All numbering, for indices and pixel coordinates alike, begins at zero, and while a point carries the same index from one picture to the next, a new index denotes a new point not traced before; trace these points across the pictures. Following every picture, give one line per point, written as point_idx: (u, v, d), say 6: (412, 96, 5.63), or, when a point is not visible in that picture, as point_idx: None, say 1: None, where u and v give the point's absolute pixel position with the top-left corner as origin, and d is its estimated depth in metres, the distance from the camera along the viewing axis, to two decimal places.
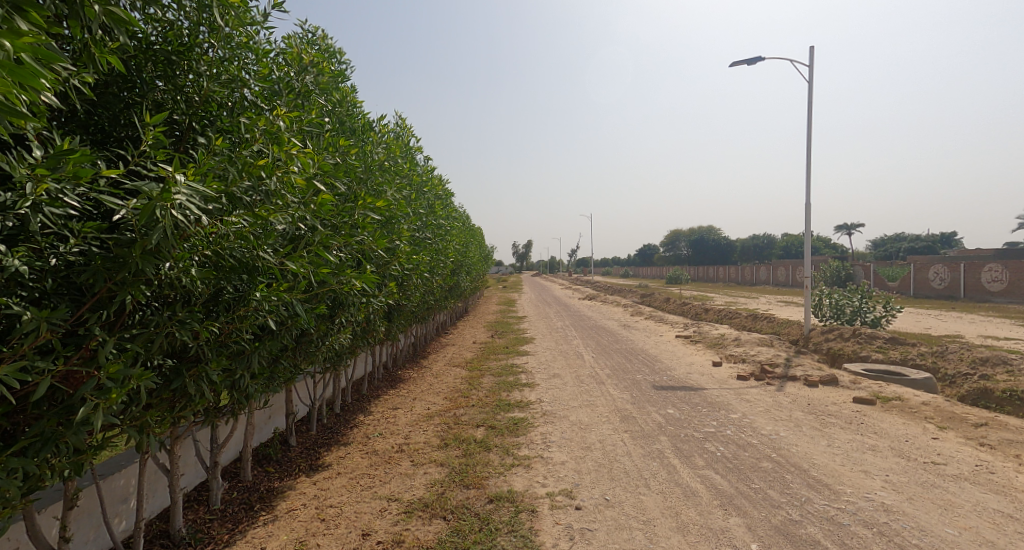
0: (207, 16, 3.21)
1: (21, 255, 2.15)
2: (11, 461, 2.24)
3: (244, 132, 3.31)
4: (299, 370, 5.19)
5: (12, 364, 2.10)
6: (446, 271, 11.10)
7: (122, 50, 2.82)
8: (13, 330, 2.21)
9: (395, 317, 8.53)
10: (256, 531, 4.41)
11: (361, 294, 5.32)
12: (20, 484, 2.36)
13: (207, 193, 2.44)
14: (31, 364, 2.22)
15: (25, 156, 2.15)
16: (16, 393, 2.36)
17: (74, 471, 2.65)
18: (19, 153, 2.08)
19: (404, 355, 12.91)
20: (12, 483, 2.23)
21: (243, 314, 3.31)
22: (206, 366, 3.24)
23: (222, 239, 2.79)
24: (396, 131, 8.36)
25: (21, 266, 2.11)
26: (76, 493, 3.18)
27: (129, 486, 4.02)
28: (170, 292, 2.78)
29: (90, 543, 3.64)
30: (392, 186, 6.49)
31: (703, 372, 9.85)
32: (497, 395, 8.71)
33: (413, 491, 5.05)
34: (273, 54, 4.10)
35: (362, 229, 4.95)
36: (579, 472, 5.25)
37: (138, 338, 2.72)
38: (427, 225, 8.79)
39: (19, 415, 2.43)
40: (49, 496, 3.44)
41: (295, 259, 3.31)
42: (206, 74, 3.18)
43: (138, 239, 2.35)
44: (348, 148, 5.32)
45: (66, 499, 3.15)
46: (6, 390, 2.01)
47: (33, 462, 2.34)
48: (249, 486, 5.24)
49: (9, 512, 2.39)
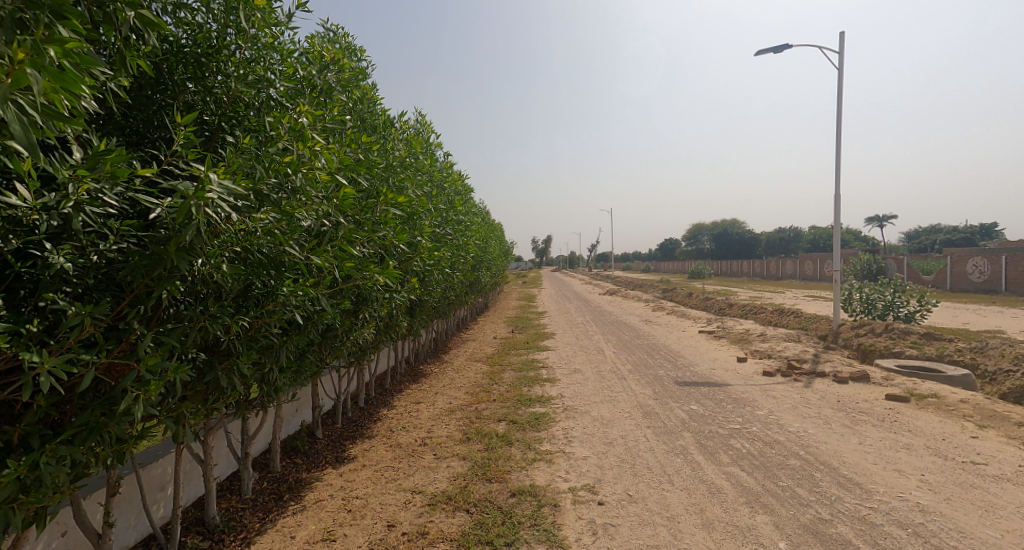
0: (234, 18, 3.24)
1: (66, 253, 2.21)
2: (61, 449, 2.32)
3: (269, 129, 3.32)
4: (324, 364, 5.29)
5: (59, 357, 2.18)
6: (466, 267, 11.18)
7: (153, 53, 2.89)
8: (59, 325, 2.29)
9: (416, 313, 8.62)
10: (286, 520, 4.50)
11: (384, 290, 5.43)
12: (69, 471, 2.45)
13: (238, 191, 2.48)
14: (76, 357, 2.30)
15: (66, 158, 2.21)
16: (62, 384, 2.44)
17: (117, 460, 2.73)
18: (61, 154, 2.14)
19: (425, 353, 13.01)
20: (58, 471, 2.32)
21: (271, 309, 3.38)
22: (237, 359, 3.33)
23: (252, 237, 2.85)
24: (417, 127, 8.43)
25: (66, 264, 2.18)
26: (119, 482, 3.29)
27: (165, 475, 4.14)
28: (202, 287, 2.86)
29: (130, 528, 3.78)
30: (413, 182, 6.58)
31: (728, 368, 9.68)
32: (517, 390, 8.70)
33: (436, 483, 5.10)
34: (297, 52, 4.12)
35: (384, 224, 5.06)
36: (600, 468, 5.22)
37: (172, 332, 2.78)
38: (448, 220, 8.87)
39: (65, 405, 2.51)
40: (92, 483, 3.54)
41: (319, 253, 3.37)
42: (233, 74, 3.23)
43: (172, 236, 2.39)
44: (370, 144, 5.39)
45: (109, 486, 3.25)
46: (54, 382, 2.08)
47: (79, 451, 2.42)
48: (278, 477, 5.34)
49: (59, 498, 2.46)
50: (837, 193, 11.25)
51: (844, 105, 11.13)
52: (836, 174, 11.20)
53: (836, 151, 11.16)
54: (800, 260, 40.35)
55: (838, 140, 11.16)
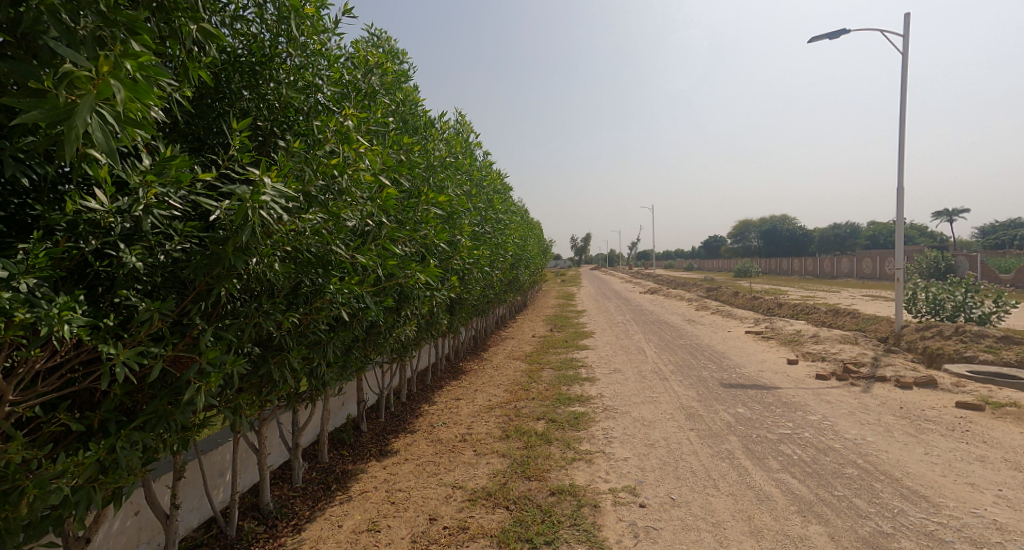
0: (285, 27, 3.34)
1: (137, 252, 2.33)
2: (136, 434, 2.43)
3: (317, 133, 3.41)
4: (368, 360, 5.39)
5: (131, 349, 2.29)
6: (505, 265, 11.20)
7: (213, 64, 3.03)
8: (131, 320, 2.42)
9: (456, 310, 8.70)
10: (333, 509, 4.62)
11: (425, 287, 5.49)
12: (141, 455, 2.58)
13: (290, 193, 2.54)
14: (146, 351, 2.42)
15: (137, 164, 2.33)
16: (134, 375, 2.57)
17: (182, 447, 2.85)
18: (132, 160, 2.25)
19: (465, 350, 13.12)
20: (128, 455, 2.44)
21: (320, 306, 3.47)
22: (288, 354, 3.43)
23: (301, 237, 2.91)
24: (456, 127, 8.48)
25: (139, 263, 2.30)
26: (182, 467, 3.46)
27: (224, 461, 4.35)
28: (257, 285, 2.96)
29: (193, 511, 4.02)
30: (453, 180, 6.64)
31: (777, 370, 9.32)
32: (556, 388, 8.64)
33: (476, 479, 5.11)
34: (343, 58, 4.22)
35: (426, 223, 5.12)
36: (642, 469, 5.12)
37: (230, 327, 2.90)
38: (487, 219, 8.90)
39: (138, 394, 2.65)
40: (160, 465, 3.76)
41: (364, 252, 3.43)
42: (285, 81, 3.34)
43: (229, 237, 2.48)
44: (411, 145, 5.46)
45: (175, 470, 3.44)
46: (128, 373, 2.20)
47: (150, 437, 2.54)
48: (326, 467, 5.49)
49: (134, 480, 2.59)
50: (901, 187, 10.65)
51: (908, 94, 10.53)
52: (899, 166, 10.61)
53: (898, 142, 10.57)
54: (857, 258, 38.50)
55: (901, 131, 10.57)
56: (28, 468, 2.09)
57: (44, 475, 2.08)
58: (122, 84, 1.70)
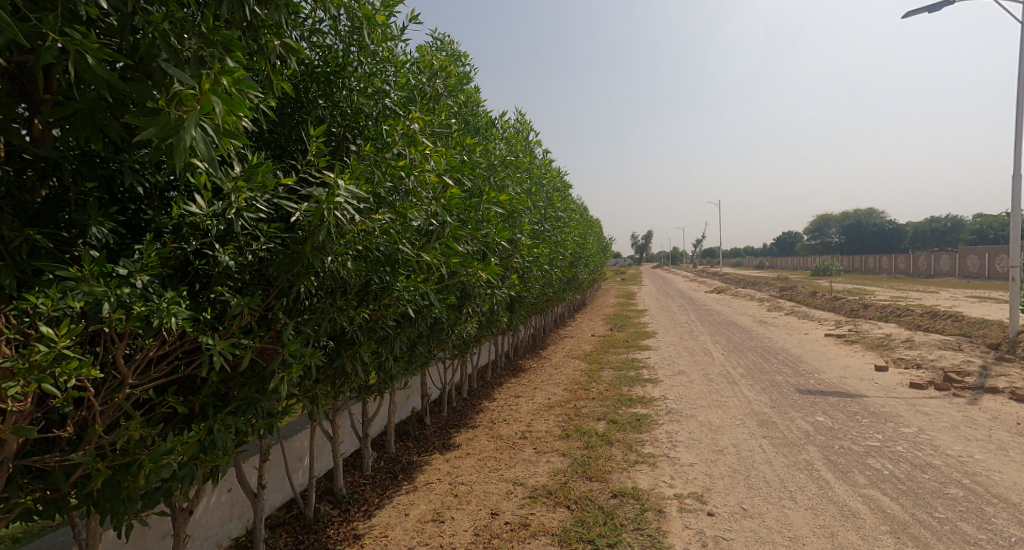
0: (357, 37, 3.50)
1: (229, 252, 2.53)
2: (229, 418, 2.65)
3: (385, 137, 3.56)
4: (432, 355, 5.53)
5: (225, 341, 2.49)
6: (564, 264, 11.18)
7: (293, 75, 3.22)
8: (224, 314, 2.62)
9: (516, 309, 8.78)
10: (400, 498, 4.80)
11: (486, 286, 5.59)
12: (234, 438, 2.81)
13: (362, 195, 2.67)
14: (238, 342, 2.62)
15: (229, 171, 2.53)
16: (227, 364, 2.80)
17: (268, 432, 3.07)
18: (225, 167, 2.45)
19: (523, 347, 13.20)
20: (225, 437, 2.67)
21: (387, 302, 3.67)
22: (360, 347, 3.60)
23: (371, 236, 3.03)
24: (516, 127, 8.53)
25: (231, 262, 2.49)
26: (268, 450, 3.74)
27: (303, 447, 4.65)
28: (332, 282, 3.13)
29: (276, 491, 4.34)
30: (514, 179, 6.71)
31: (862, 377, 8.74)
32: (617, 389, 8.53)
33: (537, 477, 5.15)
34: (409, 64, 4.37)
35: (487, 222, 5.22)
36: (710, 476, 4.97)
37: (309, 322, 3.08)
38: (547, 217, 8.92)
39: (230, 381, 2.88)
40: (249, 447, 4.10)
41: (429, 250, 3.54)
42: (356, 89, 3.50)
43: (308, 237, 2.64)
44: (474, 145, 5.57)
45: (262, 452, 3.71)
46: (222, 363, 2.40)
47: (241, 420, 2.76)
48: (392, 457, 5.72)
49: (229, 459, 2.83)
50: (1014, 177, 9.68)
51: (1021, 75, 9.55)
52: (1014, 155, 9.65)
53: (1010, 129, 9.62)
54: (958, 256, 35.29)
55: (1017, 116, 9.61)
56: (145, 443, 2.32)
57: (157, 450, 2.29)
58: (221, 100, 1.85)
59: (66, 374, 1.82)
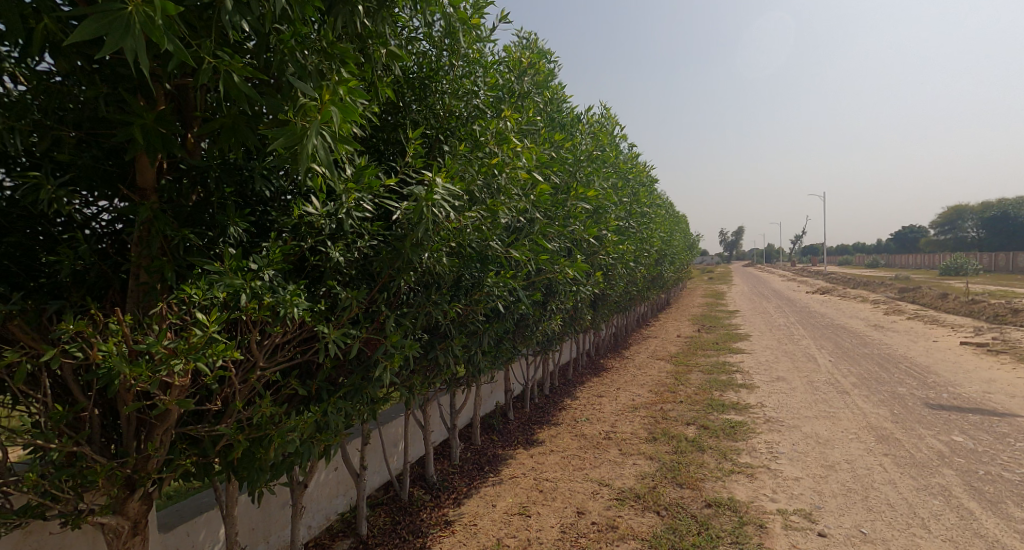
0: (449, 42, 3.60)
1: (340, 249, 2.68)
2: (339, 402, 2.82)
3: (477, 137, 3.63)
4: (517, 351, 5.55)
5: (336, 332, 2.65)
6: (650, 261, 10.82)
7: (395, 81, 3.35)
8: (335, 307, 2.79)
9: (599, 307, 8.62)
10: (486, 489, 4.88)
11: (571, 283, 5.52)
12: (344, 421, 2.98)
13: (456, 192, 2.77)
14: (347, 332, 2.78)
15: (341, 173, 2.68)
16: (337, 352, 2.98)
17: (371, 417, 3.23)
18: (337, 170, 2.59)
19: (605, 346, 12.96)
20: (338, 418, 2.84)
21: (478, 298, 3.67)
22: (452, 341, 3.69)
23: (463, 233, 3.06)
24: (602, 121, 8.36)
25: (341, 259, 2.63)
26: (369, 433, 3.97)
27: (398, 434, 4.88)
28: (429, 277, 3.23)
29: (375, 473, 4.60)
30: (600, 174, 6.57)
31: (1011, 393, 7.66)
32: (707, 393, 8.12)
33: (624, 479, 5.02)
34: (498, 63, 4.41)
35: (574, 218, 5.16)
36: (819, 494, 4.58)
37: (407, 315, 3.19)
38: (632, 213, 8.68)
39: (340, 368, 3.07)
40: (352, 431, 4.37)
41: (518, 247, 3.57)
42: (448, 92, 3.54)
43: (407, 235, 2.73)
44: (561, 141, 5.51)
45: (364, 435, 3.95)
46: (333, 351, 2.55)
47: (350, 404, 2.93)
48: (478, 449, 5.83)
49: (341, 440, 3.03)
50: None
51: None
52: None
53: None
54: None
55: None
56: (273, 420, 2.51)
57: (284, 427, 2.47)
58: (339, 109, 1.95)
59: (216, 355, 2.01)
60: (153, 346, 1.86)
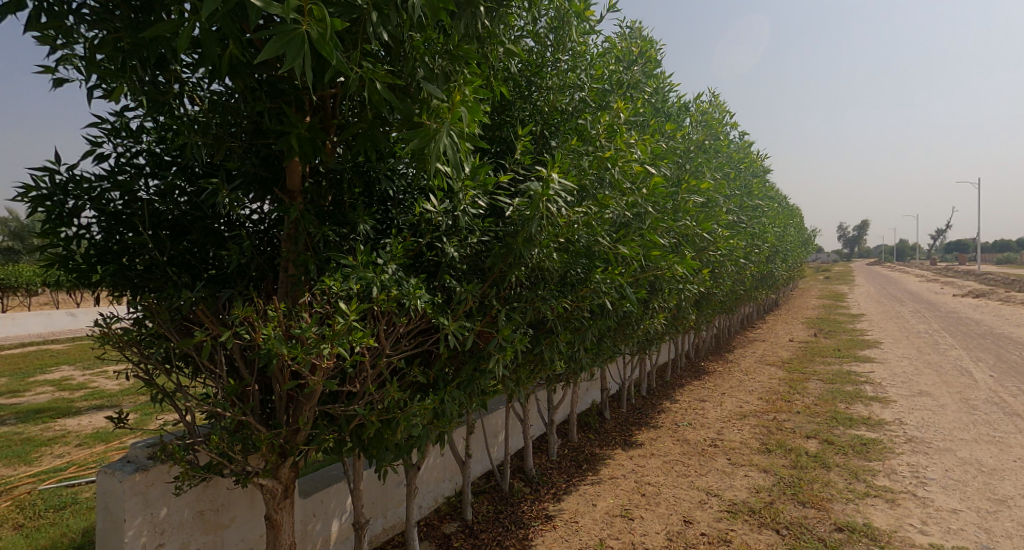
0: (556, 36, 3.63)
1: (456, 244, 2.74)
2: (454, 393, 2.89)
3: (591, 129, 3.58)
4: (618, 349, 5.38)
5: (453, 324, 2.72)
6: (761, 258, 10.04)
7: (508, 78, 3.44)
8: (451, 300, 2.86)
9: (704, 306, 8.14)
10: (586, 488, 4.79)
11: (677, 280, 5.24)
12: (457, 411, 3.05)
13: (570, 186, 2.77)
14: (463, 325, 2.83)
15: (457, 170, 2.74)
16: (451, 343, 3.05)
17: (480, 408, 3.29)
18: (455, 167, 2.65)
19: (707, 348, 12.25)
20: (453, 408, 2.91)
21: (584, 294, 3.53)
22: (557, 337, 3.64)
23: (573, 228, 3.02)
24: (711, 108, 7.86)
25: (457, 255, 2.68)
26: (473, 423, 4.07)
27: (497, 425, 4.96)
28: (539, 272, 3.22)
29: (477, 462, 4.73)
30: (710, 166, 6.18)
31: None
32: (830, 405, 7.37)
33: (735, 491, 4.69)
34: (605, 54, 4.29)
35: (685, 212, 4.89)
36: (984, 531, 3.95)
37: (518, 309, 3.20)
38: (745, 207, 8.08)
39: (453, 360, 3.15)
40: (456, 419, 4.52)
41: (628, 243, 3.43)
42: (551, 88, 3.61)
43: (519, 230, 2.77)
44: (671, 131, 5.25)
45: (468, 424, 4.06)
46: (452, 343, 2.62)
47: (463, 395, 2.99)
48: (576, 447, 5.76)
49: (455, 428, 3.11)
50: None
51: None
52: None
53: None
54: None
55: None
56: (399, 405, 2.63)
57: (408, 412, 2.59)
58: (468, 108, 2.02)
59: (356, 342, 2.14)
60: (305, 334, 2.02)
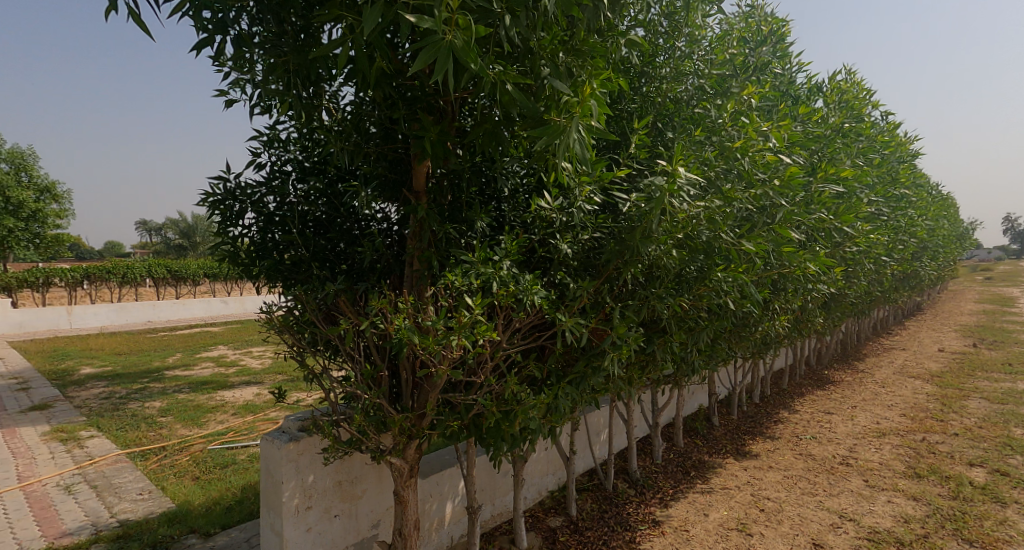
0: (675, 20, 3.45)
1: (568, 240, 2.67)
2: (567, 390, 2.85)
3: (714, 117, 3.38)
4: (733, 352, 5.01)
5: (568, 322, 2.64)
6: (905, 256, 8.83)
7: (629, 69, 3.37)
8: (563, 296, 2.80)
9: (833, 308, 7.32)
10: (695, 497, 4.54)
11: (805, 279, 4.75)
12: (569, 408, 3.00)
13: (696, 179, 2.65)
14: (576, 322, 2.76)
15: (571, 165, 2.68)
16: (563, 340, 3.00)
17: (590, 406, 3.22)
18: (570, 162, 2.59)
19: (831, 355, 11.06)
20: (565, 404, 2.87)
21: (701, 293, 3.27)
22: (671, 337, 3.45)
23: (695, 223, 2.80)
24: (849, 87, 7.01)
25: (569, 251, 2.62)
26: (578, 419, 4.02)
27: (599, 423, 4.87)
28: (657, 270, 3.06)
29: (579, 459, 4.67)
30: (849, 152, 5.51)
31: None
32: (997, 429, 6.29)
33: (875, 518, 4.17)
34: (729, 34, 3.98)
35: (818, 205, 4.41)
36: None
37: (633, 307, 3.05)
38: (891, 198, 7.12)
39: (564, 356, 3.11)
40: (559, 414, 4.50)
41: (754, 238, 3.14)
42: (665, 76, 3.40)
43: (636, 226, 2.70)
44: (804, 115, 4.74)
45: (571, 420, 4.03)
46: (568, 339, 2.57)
47: (575, 392, 2.94)
48: (682, 452, 5.48)
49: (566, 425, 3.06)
50: None
51: None
52: None
53: None
54: None
55: None
56: (517, 398, 2.65)
57: (525, 405, 2.60)
58: (596, 102, 1.99)
59: (481, 335, 2.19)
60: (438, 326, 2.11)
